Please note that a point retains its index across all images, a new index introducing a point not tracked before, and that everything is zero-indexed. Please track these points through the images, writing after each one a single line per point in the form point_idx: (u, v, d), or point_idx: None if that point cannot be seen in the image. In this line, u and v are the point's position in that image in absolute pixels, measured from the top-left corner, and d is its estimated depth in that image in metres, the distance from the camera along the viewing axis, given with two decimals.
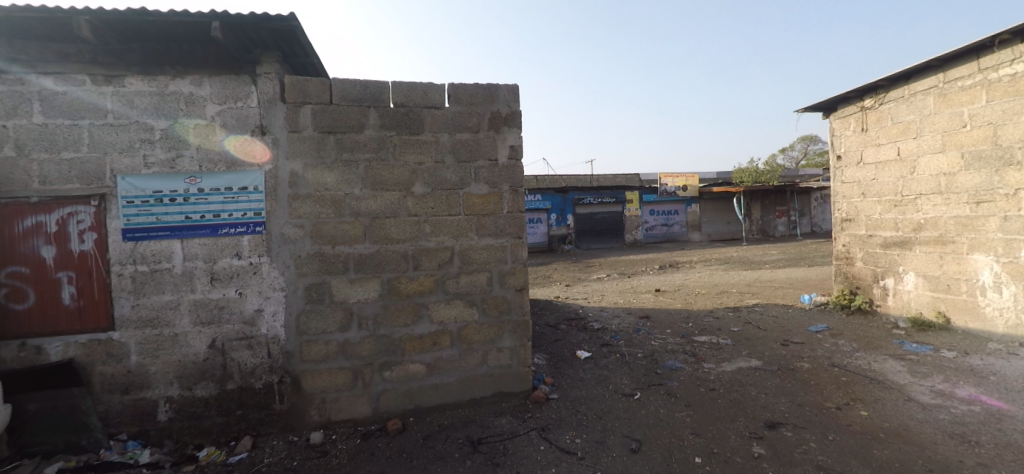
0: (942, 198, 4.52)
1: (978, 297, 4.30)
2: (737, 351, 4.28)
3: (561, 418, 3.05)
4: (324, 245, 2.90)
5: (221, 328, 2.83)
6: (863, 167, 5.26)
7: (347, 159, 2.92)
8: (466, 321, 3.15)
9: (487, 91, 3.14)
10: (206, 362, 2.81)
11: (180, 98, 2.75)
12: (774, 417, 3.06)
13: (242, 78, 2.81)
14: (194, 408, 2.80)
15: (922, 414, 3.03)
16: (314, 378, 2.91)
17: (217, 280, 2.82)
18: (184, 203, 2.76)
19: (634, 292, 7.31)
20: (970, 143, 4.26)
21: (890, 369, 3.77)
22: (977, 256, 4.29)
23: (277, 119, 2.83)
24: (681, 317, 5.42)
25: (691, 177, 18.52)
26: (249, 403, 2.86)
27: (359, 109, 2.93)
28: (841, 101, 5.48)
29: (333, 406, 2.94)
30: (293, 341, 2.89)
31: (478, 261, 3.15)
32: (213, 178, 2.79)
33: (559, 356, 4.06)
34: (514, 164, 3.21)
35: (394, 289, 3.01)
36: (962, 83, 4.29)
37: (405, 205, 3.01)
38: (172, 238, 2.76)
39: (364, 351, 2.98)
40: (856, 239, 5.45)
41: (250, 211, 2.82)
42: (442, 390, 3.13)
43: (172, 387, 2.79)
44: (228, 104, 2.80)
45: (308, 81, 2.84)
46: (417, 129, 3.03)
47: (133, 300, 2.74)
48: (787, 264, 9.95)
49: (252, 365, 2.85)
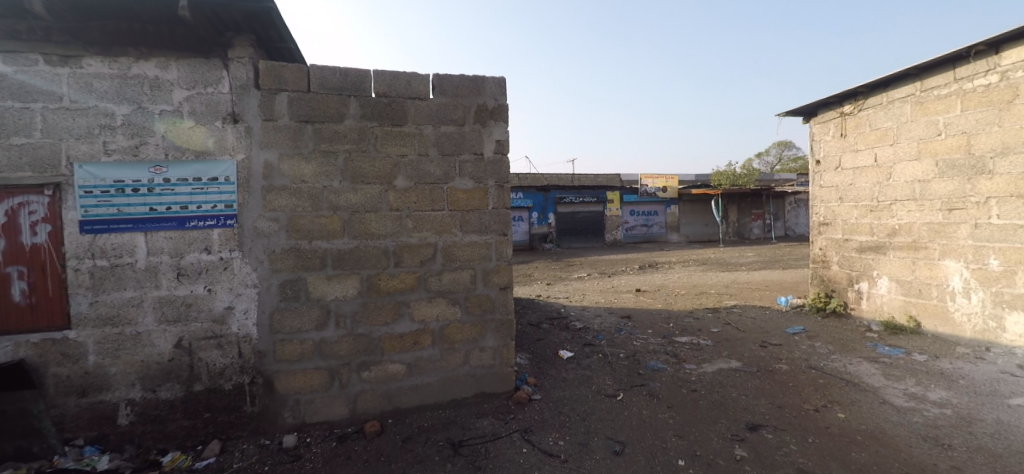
0: (916, 204, 4.63)
1: (948, 302, 4.42)
2: (718, 352, 4.30)
3: (544, 419, 2.99)
4: (300, 240, 2.77)
5: (188, 326, 2.67)
6: (842, 172, 5.36)
7: (326, 150, 2.79)
8: (448, 320, 3.06)
9: (473, 83, 3.06)
10: (171, 362, 2.65)
11: (144, 81, 2.58)
12: (755, 418, 3.06)
13: (213, 62, 2.65)
14: (158, 411, 2.64)
15: (897, 417, 3.08)
16: (288, 379, 2.78)
17: (184, 276, 2.66)
18: (148, 193, 2.59)
19: (615, 292, 7.32)
20: (944, 151, 4.36)
21: (865, 371, 3.84)
22: (948, 262, 4.40)
23: (251, 106, 2.69)
24: (662, 317, 5.44)
25: (671, 178, 18.78)
26: (218, 405, 2.71)
27: (339, 98, 2.81)
28: (821, 106, 5.57)
29: (308, 408, 2.82)
30: (266, 340, 2.75)
31: (462, 257, 3.06)
32: (180, 168, 2.63)
33: (541, 355, 4.01)
34: (499, 158, 3.13)
35: (374, 286, 2.90)
36: (938, 92, 4.40)
37: (386, 199, 2.90)
38: (134, 231, 2.59)
39: (342, 350, 2.86)
40: (833, 243, 5.56)
41: (220, 203, 2.67)
42: (422, 391, 3.03)
43: (134, 389, 2.62)
44: (197, 90, 2.64)
45: (284, 67, 2.71)
46: (400, 120, 2.92)
47: (92, 297, 2.56)
48: (763, 266, 10.18)
49: (221, 365, 2.70)
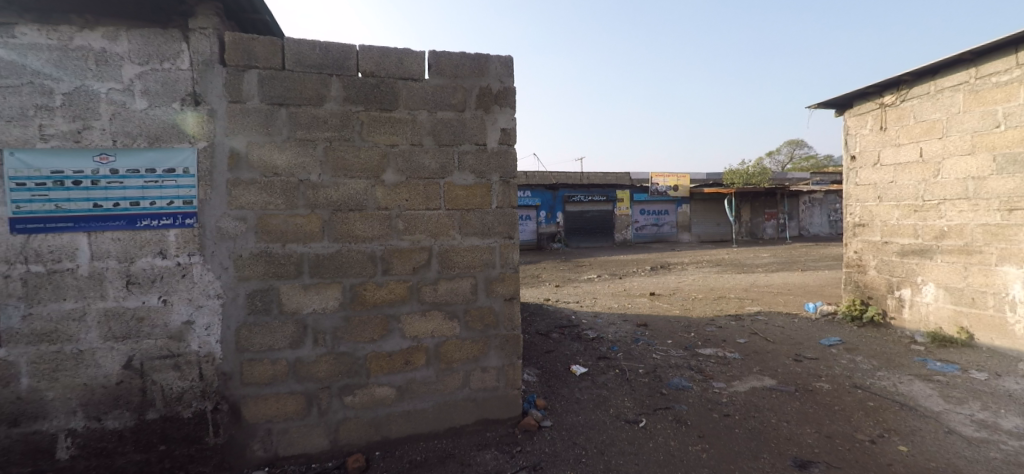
0: (969, 204, 4.16)
1: (1007, 313, 3.94)
2: (748, 366, 3.86)
3: (555, 453, 2.57)
4: (272, 243, 2.37)
5: (140, 343, 2.28)
6: (881, 168, 4.89)
7: (302, 138, 2.39)
8: (445, 337, 2.65)
9: (476, 63, 2.64)
10: (119, 386, 2.26)
11: (90, 54, 2.18)
12: (804, 453, 2.64)
13: (171, 34, 2.25)
14: (104, 443, 2.25)
15: (970, 452, 2.66)
16: (257, 405, 2.39)
17: (134, 285, 2.26)
18: (92, 187, 2.20)
19: (627, 296, 6.87)
20: (1004, 145, 3.89)
21: (920, 393, 3.39)
22: (1007, 269, 3.92)
23: (214, 85, 2.28)
24: (682, 325, 4.99)
25: (682, 177, 18.27)
26: (175, 437, 2.32)
27: (319, 77, 2.41)
28: (857, 97, 5.10)
29: (282, 439, 2.43)
30: (231, 361, 2.36)
31: (461, 264, 2.65)
32: (131, 157, 2.24)
33: (552, 371, 3.59)
34: (505, 149, 2.71)
35: (359, 298, 2.50)
36: (996, 79, 3.92)
37: (373, 195, 2.49)
38: (76, 231, 2.19)
39: (320, 372, 2.46)
40: (869, 246, 5.08)
41: (177, 200, 2.27)
42: (415, 418, 2.62)
43: (76, 417, 2.22)
44: (152, 65, 2.24)
45: (254, 40, 2.30)
46: (391, 104, 2.51)
47: (25, 309, 2.16)
48: (782, 268, 9.68)
49: (179, 390, 2.31)
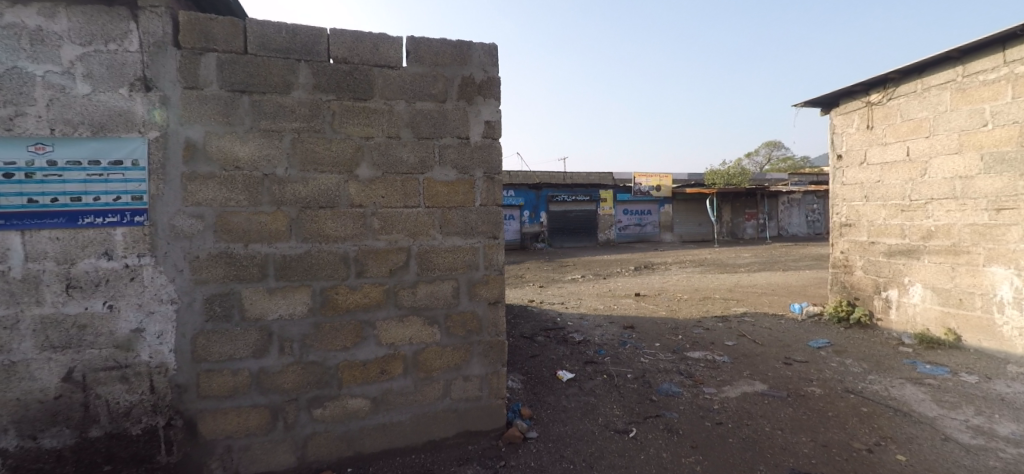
0: (957, 204, 4.13)
1: (995, 315, 3.91)
2: (738, 370, 3.76)
3: (542, 467, 2.41)
4: (233, 243, 2.17)
5: (82, 354, 2.05)
6: (868, 167, 4.85)
7: (267, 128, 2.19)
8: (424, 344, 2.47)
9: (458, 51, 2.47)
10: (58, 401, 2.02)
11: (23, 33, 1.94)
12: (800, 464, 2.53)
13: (117, 12, 2.02)
14: (41, 464, 2.01)
15: (969, 461, 2.58)
16: (216, 419, 2.18)
17: (75, 289, 2.03)
18: (26, 180, 1.95)
19: (611, 296, 6.76)
20: (991, 143, 3.86)
21: (912, 397, 3.33)
22: (994, 269, 3.89)
23: (168, 70, 2.07)
24: (668, 327, 4.88)
25: (665, 177, 18.36)
26: (123, 455, 2.10)
27: (285, 63, 2.20)
28: (843, 95, 5.06)
29: (244, 456, 2.22)
30: (186, 372, 2.14)
31: (442, 266, 2.48)
32: (71, 147, 2.00)
33: (537, 377, 3.43)
34: (490, 144, 2.54)
35: (330, 302, 2.30)
36: (984, 77, 3.89)
37: (346, 191, 2.30)
38: (5, 230, 1.94)
39: (287, 383, 2.26)
40: (856, 246, 5.04)
41: (125, 195, 2.05)
42: (391, 431, 2.44)
43: (6, 437, 1.98)
44: (96, 46, 2.01)
45: (212, 20, 2.10)
46: (365, 94, 2.32)
47: None
48: (762, 268, 9.73)
49: (127, 404, 2.09)
